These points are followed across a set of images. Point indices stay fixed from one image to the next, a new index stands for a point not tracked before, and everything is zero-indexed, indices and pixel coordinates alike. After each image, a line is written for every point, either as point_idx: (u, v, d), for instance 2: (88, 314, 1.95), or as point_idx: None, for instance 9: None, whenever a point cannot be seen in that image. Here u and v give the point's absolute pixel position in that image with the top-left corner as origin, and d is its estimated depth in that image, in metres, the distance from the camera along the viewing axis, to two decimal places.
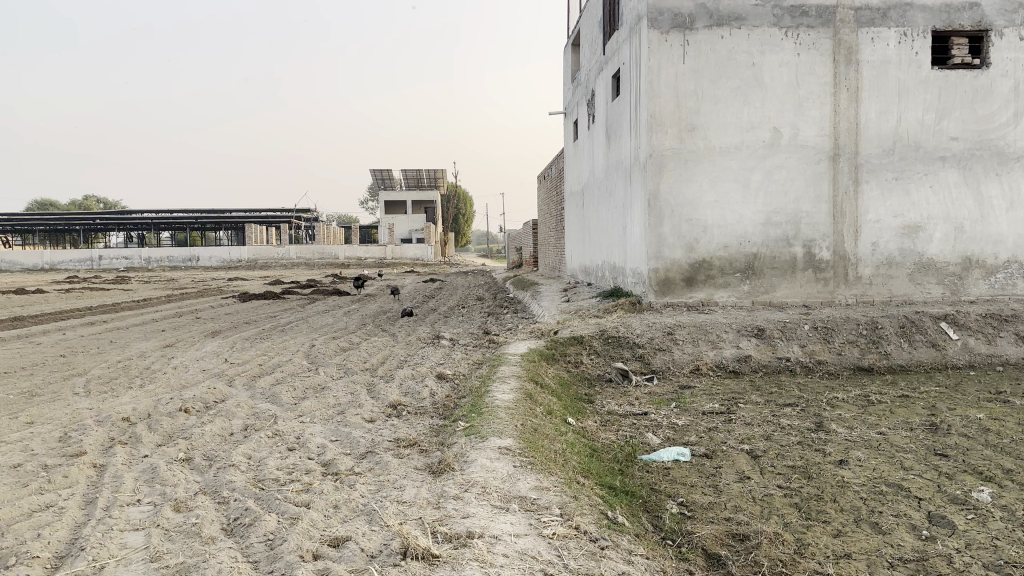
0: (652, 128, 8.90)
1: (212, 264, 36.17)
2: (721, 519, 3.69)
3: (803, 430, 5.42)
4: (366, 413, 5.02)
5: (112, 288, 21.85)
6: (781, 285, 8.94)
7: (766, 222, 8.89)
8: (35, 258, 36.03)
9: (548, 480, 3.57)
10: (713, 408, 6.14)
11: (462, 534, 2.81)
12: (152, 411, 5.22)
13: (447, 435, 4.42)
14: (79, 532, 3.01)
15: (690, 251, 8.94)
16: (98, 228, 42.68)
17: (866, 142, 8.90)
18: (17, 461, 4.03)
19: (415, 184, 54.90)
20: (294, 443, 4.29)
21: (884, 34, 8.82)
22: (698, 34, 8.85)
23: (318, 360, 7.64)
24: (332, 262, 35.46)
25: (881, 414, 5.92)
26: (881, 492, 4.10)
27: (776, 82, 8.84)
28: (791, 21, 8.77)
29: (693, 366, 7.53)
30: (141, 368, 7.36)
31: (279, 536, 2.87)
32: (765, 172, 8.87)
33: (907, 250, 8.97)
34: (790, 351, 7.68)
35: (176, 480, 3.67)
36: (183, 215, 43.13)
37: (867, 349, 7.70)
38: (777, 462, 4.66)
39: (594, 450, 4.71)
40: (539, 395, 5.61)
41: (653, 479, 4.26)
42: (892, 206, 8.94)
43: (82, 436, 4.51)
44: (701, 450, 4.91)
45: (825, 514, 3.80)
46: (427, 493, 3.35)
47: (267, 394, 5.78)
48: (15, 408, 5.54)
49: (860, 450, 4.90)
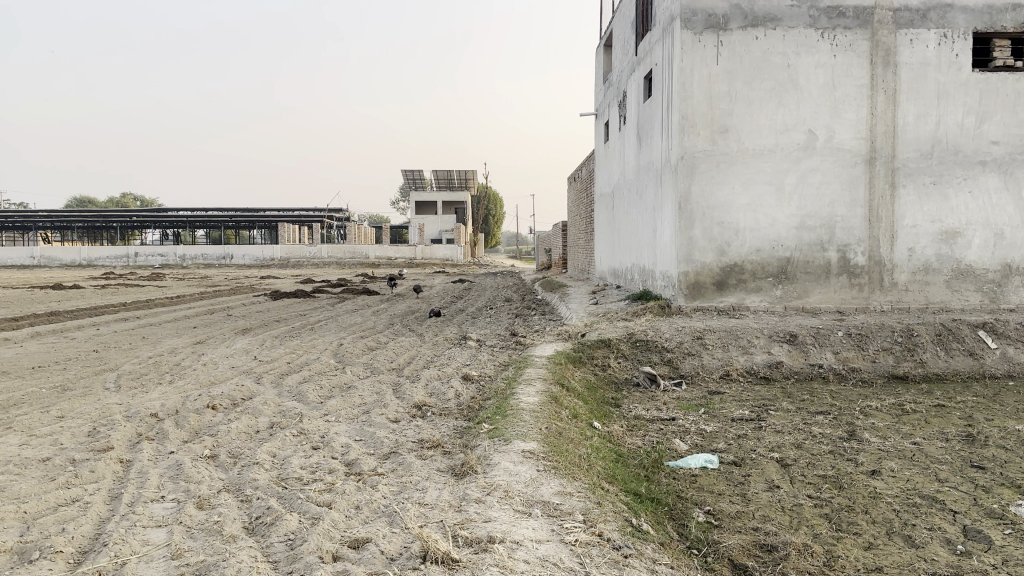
0: (683, 130, 8.80)
1: (246, 262, 36.52)
2: (748, 529, 3.62)
3: (835, 439, 5.31)
4: (390, 413, 5.02)
5: (147, 283, 22.37)
6: (815, 290, 8.78)
7: (800, 226, 8.75)
8: (73, 254, 36.73)
9: (572, 485, 3.51)
10: (743, 414, 6.04)
11: (483, 539, 2.78)
12: (180, 407, 5.26)
13: (471, 437, 4.38)
14: (102, 527, 3.03)
15: (721, 255, 8.83)
16: (134, 226, 43.42)
17: (903, 146, 8.72)
18: (46, 455, 4.08)
19: (446, 185, 55.09)
20: (318, 442, 4.29)
21: (924, 36, 8.64)
22: (732, 34, 8.74)
23: (345, 359, 7.66)
24: (363, 262, 35.66)
25: (916, 424, 5.78)
26: (914, 504, 3.99)
27: (812, 84, 8.70)
28: (828, 21, 8.64)
29: (723, 372, 7.42)
30: (171, 364, 7.43)
31: (300, 536, 2.86)
32: (799, 175, 8.74)
33: (944, 256, 8.78)
34: (823, 358, 7.54)
35: (201, 477, 3.68)
36: (217, 215, 43.68)
37: (902, 357, 7.53)
38: (808, 471, 4.57)
39: (619, 456, 4.65)
40: (565, 399, 5.55)
41: (680, 486, 4.20)
42: (930, 211, 8.75)
43: (110, 431, 4.56)
44: (729, 457, 4.83)
45: (856, 525, 3.71)
46: (449, 495, 3.33)
47: (294, 393, 5.81)
48: (47, 402, 5.62)
49: (893, 461, 4.79)
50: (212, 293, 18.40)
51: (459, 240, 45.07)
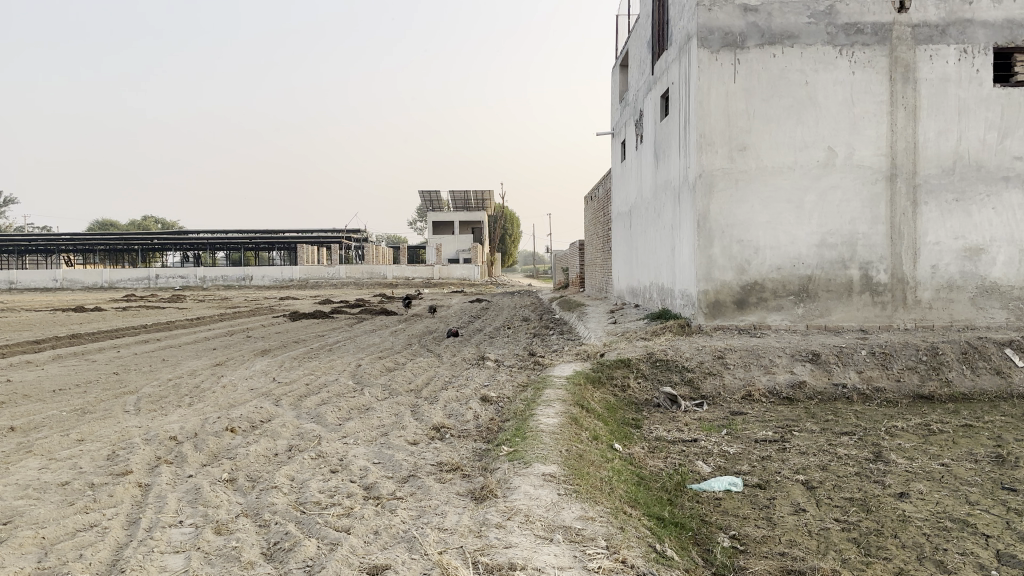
0: (701, 148, 8.77)
1: (266, 283, 36.76)
2: (774, 555, 3.54)
3: (860, 460, 5.21)
4: (409, 435, 4.98)
5: (168, 306, 22.57)
6: (837, 308, 8.67)
7: (820, 243, 8.66)
8: (95, 276, 37.19)
9: (594, 509, 3.45)
10: (766, 435, 5.95)
11: (504, 566, 2.73)
12: (199, 430, 5.26)
13: (490, 460, 4.34)
14: (120, 553, 3.00)
15: (741, 273, 8.76)
16: (154, 249, 43.91)
17: (925, 162, 8.63)
18: (65, 479, 4.08)
19: (463, 206, 55.29)
20: (337, 465, 4.26)
21: (943, 51, 8.58)
22: (749, 52, 8.72)
23: (364, 380, 7.65)
24: (381, 283, 35.76)
25: (944, 444, 5.66)
26: (945, 528, 3.89)
27: (831, 101, 8.65)
28: (845, 38, 8.61)
29: (745, 392, 7.32)
30: (191, 387, 7.45)
31: (318, 563, 2.82)
32: (819, 193, 8.66)
33: (968, 273, 8.64)
34: (847, 377, 7.43)
35: (219, 501, 3.65)
36: (236, 237, 44.05)
37: (927, 376, 7.41)
38: (834, 494, 4.47)
39: (642, 479, 4.58)
40: (585, 420, 5.49)
41: (704, 510, 4.12)
42: (952, 228, 8.63)
43: (129, 455, 4.55)
44: (754, 480, 4.75)
45: (886, 550, 3.62)
46: (469, 520, 3.28)
47: (313, 414, 5.79)
48: (67, 425, 5.63)
49: (921, 483, 4.68)
50: (231, 314, 18.50)
51: (475, 260, 45.08)
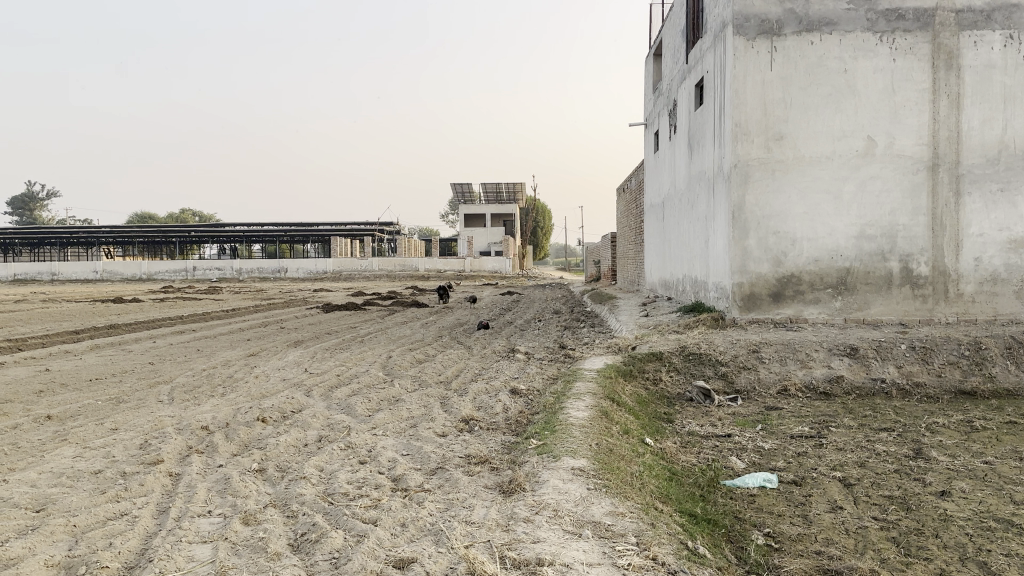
0: (736, 137, 8.62)
1: (301, 275, 37.11)
2: (811, 553, 3.45)
3: (900, 457, 5.08)
4: (438, 427, 4.94)
5: (205, 296, 23.11)
6: (876, 302, 8.48)
7: (859, 235, 8.47)
8: (134, 268, 37.81)
9: (624, 505, 3.38)
10: (803, 431, 5.82)
11: (532, 562, 2.69)
12: (231, 420, 5.28)
13: (520, 453, 4.29)
14: (149, 543, 3.01)
15: (777, 266, 8.59)
16: (191, 240, 44.50)
17: (968, 151, 8.39)
18: (98, 467, 4.11)
19: (495, 198, 55.18)
20: (366, 457, 4.24)
21: (988, 37, 8.32)
22: (786, 40, 8.53)
23: (394, 371, 7.63)
24: (413, 275, 35.91)
25: (987, 442, 5.50)
26: (989, 528, 3.76)
27: (871, 89, 8.44)
28: (886, 25, 8.39)
29: (781, 387, 7.19)
30: (223, 377, 7.50)
31: (344, 555, 2.79)
32: (858, 183, 8.47)
33: (1014, 266, 8.40)
34: (886, 372, 7.26)
35: (248, 492, 3.65)
36: (271, 229, 44.50)
37: (969, 371, 7.20)
38: (872, 492, 4.35)
39: (673, 474, 4.50)
40: (615, 414, 5.42)
41: (737, 507, 4.04)
42: (997, 219, 8.40)
43: (161, 444, 4.58)
44: (789, 476, 4.64)
45: (927, 550, 3.50)
46: (497, 514, 3.23)
47: (343, 405, 5.79)
48: (102, 414, 5.68)
49: (963, 481, 4.54)
50: (266, 306, 18.66)
51: (507, 253, 45.09)
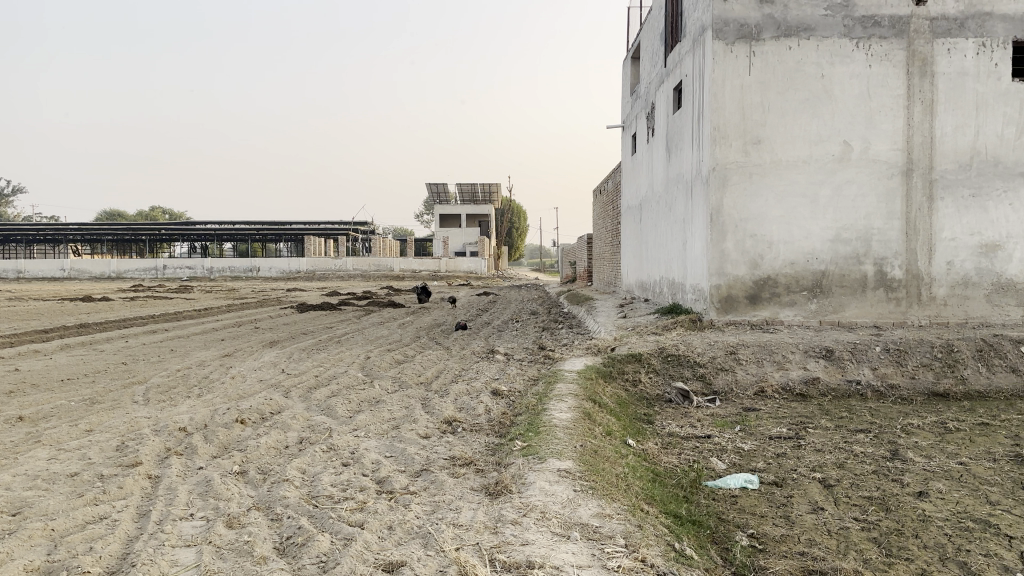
0: (715, 141, 8.68)
1: (273, 274, 36.77)
2: (794, 554, 3.47)
3: (878, 459, 5.13)
4: (420, 429, 4.92)
5: (176, 296, 22.82)
6: (851, 305, 8.58)
7: (835, 238, 8.57)
8: (103, 266, 37.20)
9: (611, 507, 3.39)
10: (781, 432, 5.87)
11: (522, 564, 2.68)
12: (209, 421, 5.21)
13: (504, 455, 4.28)
14: (130, 547, 2.95)
15: (754, 268, 8.66)
16: (161, 239, 43.95)
17: (941, 157, 8.52)
18: (74, 470, 4.03)
19: (470, 199, 55.09)
20: (348, 459, 4.20)
21: (962, 45, 8.46)
22: (764, 45, 8.61)
23: (373, 372, 7.59)
24: (388, 275, 35.73)
25: (961, 443, 5.58)
26: (968, 528, 3.82)
27: (847, 94, 8.54)
28: (862, 31, 8.50)
29: (758, 388, 7.25)
30: (199, 377, 7.40)
31: (332, 559, 2.76)
32: (834, 187, 8.57)
33: (984, 270, 8.54)
34: (861, 374, 7.34)
35: (230, 495, 3.60)
36: (244, 227, 44.04)
37: (942, 372, 7.31)
38: (852, 493, 4.40)
39: (657, 475, 4.51)
40: (597, 415, 5.44)
41: (720, 508, 4.06)
42: (969, 224, 8.54)
43: (138, 446, 4.50)
44: (770, 477, 4.68)
45: (908, 550, 3.55)
46: (484, 516, 3.22)
47: (323, 406, 5.74)
48: (75, 416, 5.57)
49: (941, 482, 4.61)
50: (240, 305, 18.46)
51: (481, 253, 45.07)
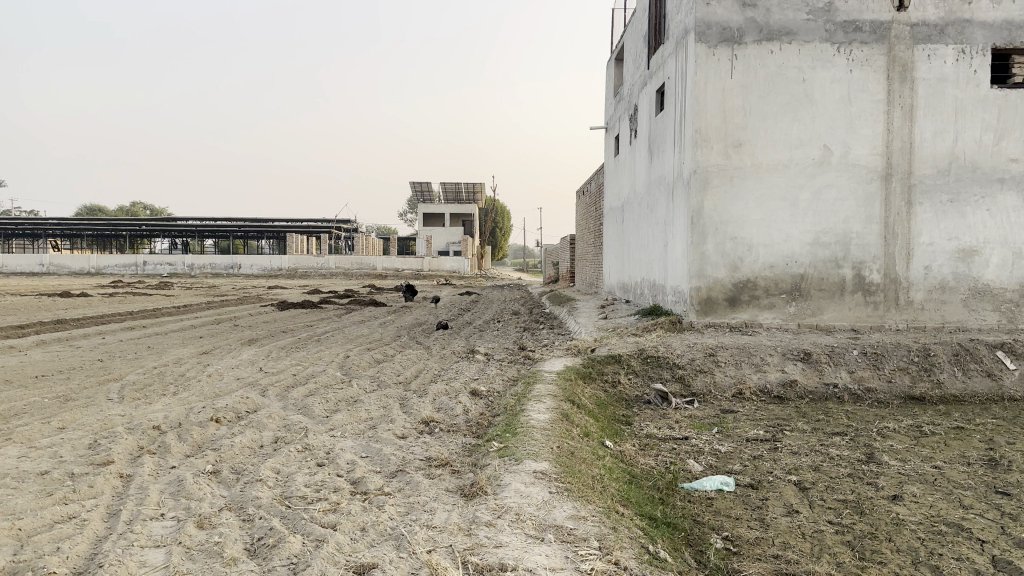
0: (697, 143, 8.71)
1: (255, 272, 36.51)
2: (768, 557, 3.48)
3: (853, 462, 5.16)
4: (397, 429, 4.89)
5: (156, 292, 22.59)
6: (829, 308, 8.63)
7: (814, 242, 8.62)
8: (82, 261, 36.79)
9: (586, 508, 3.38)
10: (758, 434, 5.90)
11: (494, 567, 2.67)
12: (184, 420, 5.16)
13: (481, 456, 4.26)
14: (98, 547, 2.91)
15: (734, 271, 8.70)
16: (143, 234, 43.56)
17: (920, 162, 8.59)
18: (45, 468, 3.98)
19: (455, 198, 54.97)
20: (323, 459, 4.17)
21: (941, 51, 8.54)
22: (747, 49, 8.65)
23: (352, 371, 7.54)
24: (370, 273, 35.58)
25: (936, 446, 5.63)
26: (939, 532, 3.85)
27: (828, 99, 8.60)
28: (843, 36, 8.56)
29: (736, 390, 7.28)
30: (176, 375, 7.32)
31: (303, 560, 2.74)
32: (813, 191, 8.62)
33: (961, 275, 8.62)
34: (838, 377, 7.39)
35: (202, 495, 3.56)
36: (226, 224, 43.72)
37: (918, 376, 7.37)
38: (827, 496, 4.42)
39: (634, 478, 4.51)
40: (576, 416, 5.43)
41: (696, 510, 4.06)
42: (947, 229, 8.62)
43: (111, 444, 4.44)
44: (746, 480, 4.69)
45: (880, 554, 3.57)
46: (459, 518, 3.20)
47: (300, 406, 5.69)
48: (48, 413, 5.49)
49: (915, 485, 4.64)
50: (220, 303, 18.29)
51: (465, 253, 45.00)
